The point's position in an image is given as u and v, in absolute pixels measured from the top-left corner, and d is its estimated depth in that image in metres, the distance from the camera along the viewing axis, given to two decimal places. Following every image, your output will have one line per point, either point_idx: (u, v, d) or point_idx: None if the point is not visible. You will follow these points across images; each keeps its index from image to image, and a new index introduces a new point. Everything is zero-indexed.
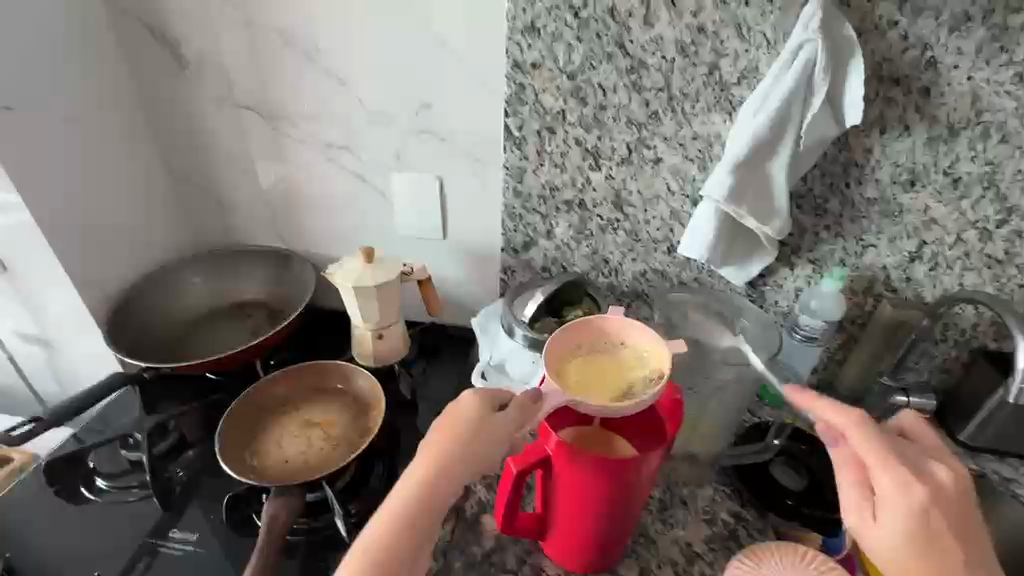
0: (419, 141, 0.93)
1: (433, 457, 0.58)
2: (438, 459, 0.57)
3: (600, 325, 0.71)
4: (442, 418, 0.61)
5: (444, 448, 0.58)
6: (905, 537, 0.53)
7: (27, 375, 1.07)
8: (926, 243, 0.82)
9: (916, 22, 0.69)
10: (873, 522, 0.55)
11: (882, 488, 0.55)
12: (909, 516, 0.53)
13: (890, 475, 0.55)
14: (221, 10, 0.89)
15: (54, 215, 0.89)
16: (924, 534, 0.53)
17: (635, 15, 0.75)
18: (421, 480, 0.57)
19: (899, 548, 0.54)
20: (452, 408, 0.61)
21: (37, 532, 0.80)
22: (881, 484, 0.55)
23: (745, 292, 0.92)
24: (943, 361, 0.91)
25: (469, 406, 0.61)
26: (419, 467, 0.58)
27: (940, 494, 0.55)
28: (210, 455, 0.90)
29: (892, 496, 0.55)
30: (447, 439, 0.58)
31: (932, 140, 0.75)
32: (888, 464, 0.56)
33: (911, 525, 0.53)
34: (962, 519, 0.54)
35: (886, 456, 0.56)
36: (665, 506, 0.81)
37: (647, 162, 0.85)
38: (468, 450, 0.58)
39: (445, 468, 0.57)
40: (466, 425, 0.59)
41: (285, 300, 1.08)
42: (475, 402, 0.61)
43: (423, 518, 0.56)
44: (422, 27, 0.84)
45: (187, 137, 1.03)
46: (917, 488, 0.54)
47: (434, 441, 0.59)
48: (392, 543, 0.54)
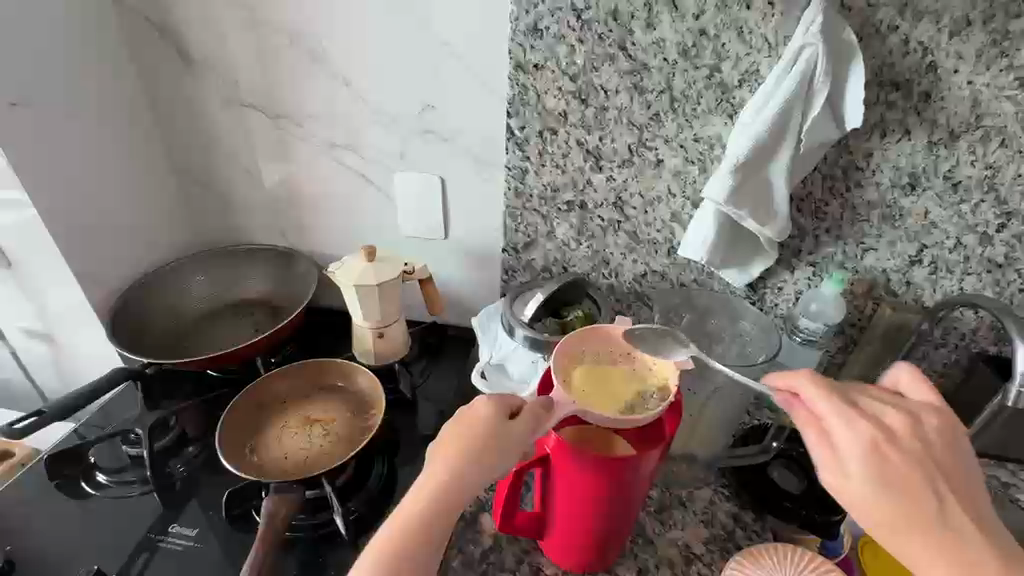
0: (421, 141, 0.94)
1: (446, 455, 0.57)
2: (452, 459, 0.57)
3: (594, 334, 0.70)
4: (457, 417, 0.60)
5: (459, 447, 0.57)
6: (873, 484, 0.51)
7: (30, 370, 1.08)
8: (926, 247, 0.82)
9: (916, 26, 0.69)
10: (843, 478, 0.52)
11: (841, 442, 0.53)
12: (870, 460, 0.51)
13: (845, 425, 0.53)
14: (226, 10, 0.90)
15: (58, 212, 0.90)
16: (890, 478, 0.50)
17: (637, 18, 0.76)
18: (436, 480, 0.56)
19: (868, 498, 0.51)
20: (470, 411, 0.60)
21: (39, 527, 0.81)
22: (840, 437, 0.53)
23: (745, 295, 0.92)
24: (943, 365, 0.91)
25: (486, 411, 0.59)
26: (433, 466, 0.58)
27: (896, 435, 0.52)
28: (210, 452, 0.90)
29: (852, 449, 0.52)
30: (462, 439, 0.58)
31: (933, 144, 0.75)
32: (841, 414, 0.54)
33: (878, 471, 0.51)
34: (931, 455, 0.52)
35: (843, 410, 0.54)
36: (663, 507, 0.81)
37: (649, 164, 0.85)
38: (483, 450, 0.57)
39: (460, 468, 0.56)
40: (481, 425, 0.58)
41: (287, 299, 1.08)
42: (493, 407, 0.59)
43: (439, 519, 0.55)
44: (425, 28, 0.84)
45: (191, 136, 1.03)
46: (869, 429, 0.53)
47: (449, 439, 0.58)
48: (407, 543, 0.54)
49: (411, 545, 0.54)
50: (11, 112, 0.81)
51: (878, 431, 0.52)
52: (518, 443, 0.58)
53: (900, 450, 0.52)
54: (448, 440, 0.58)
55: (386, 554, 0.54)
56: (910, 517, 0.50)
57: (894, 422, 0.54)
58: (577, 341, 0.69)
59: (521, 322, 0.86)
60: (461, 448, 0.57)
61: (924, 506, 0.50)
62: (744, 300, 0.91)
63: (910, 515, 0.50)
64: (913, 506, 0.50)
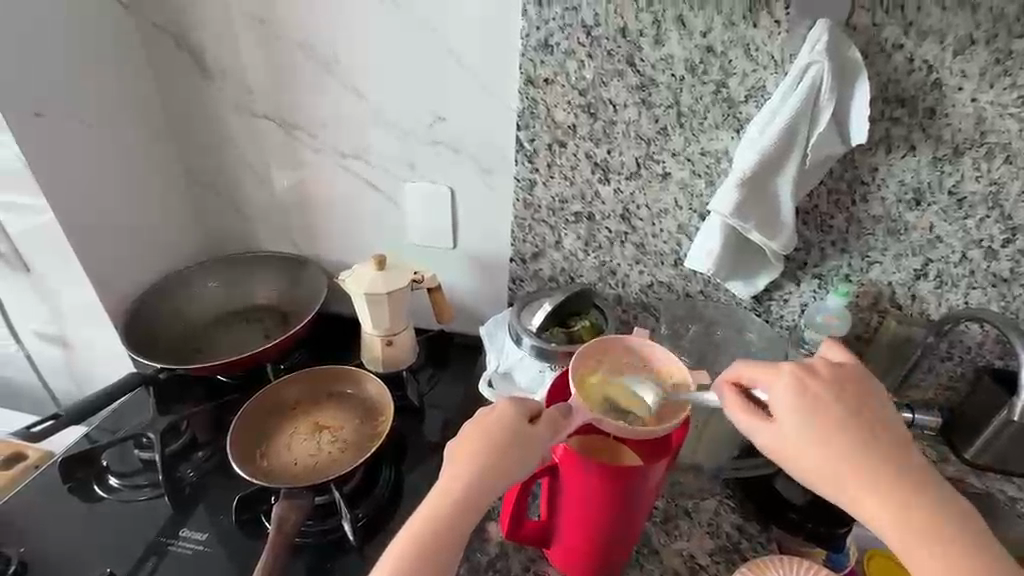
0: (431, 152, 0.96)
1: (466, 455, 0.59)
2: (472, 459, 0.58)
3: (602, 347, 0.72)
4: (475, 419, 0.62)
5: (477, 447, 0.59)
6: (801, 428, 0.56)
7: (42, 373, 1.09)
8: (932, 261, 0.83)
9: (921, 45, 0.71)
10: (777, 430, 0.57)
11: (773, 397, 0.58)
12: (790, 402, 0.57)
13: (775, 380, 0.59)
14: (243, 22, 0.92)
15: (76, 217, 0.92)
16: (818, 418, 0.56)
17: (645, 34, 0.77)
18: (456, 479, 0.58)
19: (803, 443, 0.56)
20: (486, 414, 0.61)
21: (51, 529, 0.82)
22: (773, 394, 0.58)
23: (751, 305, 0.92)
24: (949, 378, 0.91)
25: (504, 413, 0.61)
26: (453, 467, 0.59)
27: (821, 383, 0.58)
28: (220, 456, 0.91)
29: (785, 403, 0.57)
30: (481, 438, 0.59)
31: (937, 159, 0.76)
32: (767, 372, 0.60)
33: (805, 414, 0.56)
34: (851, 394, 0.58)
35: (773, 371, 0.59)
36: (669, 517, 0.81)
37: (656, 177, 0.86)
38: (502, 449, 0.58)
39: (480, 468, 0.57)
40: (499, 425, 0.60)
41: (296, 306, 1.09)
42: (510, 410, 0.61)
43: (460, 518, 0.56)
44: (438, 43, 0.86)
45: (206, 145, 1.05)
46: (795, 378, 0.58)
47: (467, 440, 0.60)
48: (429, 541, 0.55)
49: (433, 543, 0.55)
50: (32, 121, 0.84)
51: (801, 377, 0.58)
52: (537, 441, 0.59)
53: (825, 394, 0.57)
54: (466, 441, 0.60)
55: (410, 553, 0.55)
56: (842, 458, 0.54)
57: (816, 368, 0.60)
58: (594, 350, 0.71)
59: (529, 331, 0.87)
60: (480, 448, 0.58)
61: (851, 443, 0.55)
62: (750, 312, 0.92)
63: (841, 454, 0.54)
64: (842, 444, 0.55)
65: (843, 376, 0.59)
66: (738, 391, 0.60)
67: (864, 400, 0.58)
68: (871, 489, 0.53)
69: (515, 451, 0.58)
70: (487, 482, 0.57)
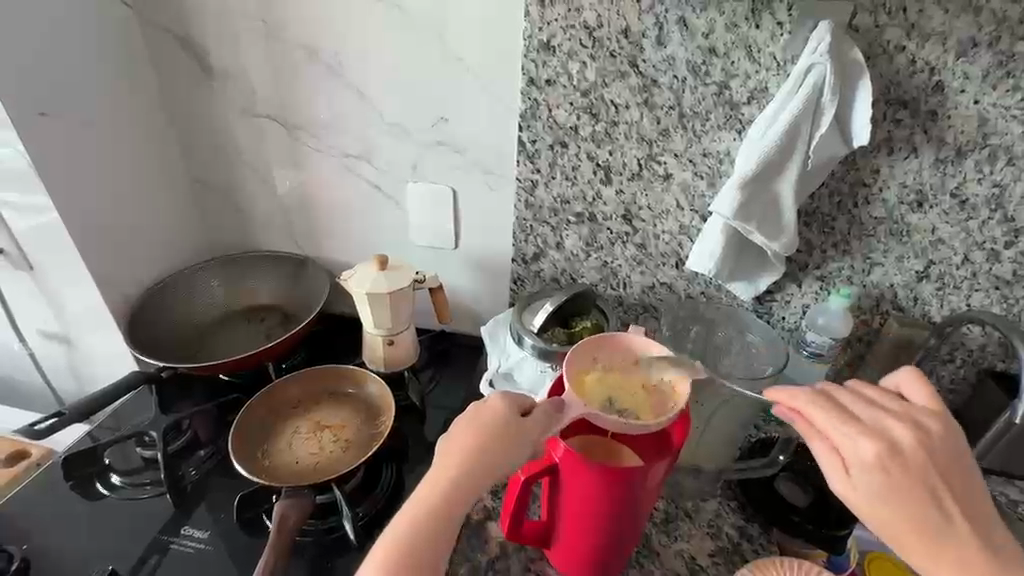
0: (434, 153, 0.96)
1: (455, 450, 0.59)
2: (462, 454, 0.58)
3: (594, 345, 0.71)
4: (467, 413, 0.62)
5: (467, 441, 0.59)
6: (871, 484, 0.56)
7: (46, 372, 1.10)
8: (934, 263, 0.83)
9: (923, 47, 0.71)
10: (848, 483, 0.57)
11: (845, 450, 0.58)
12: (864, 458, 0.57)
13: (850, 434, 0.58)
14: (246, 23, 0.92)
15: (79, 216, 0.92)
16: (893, 478, 0.55)
17: (648, 36, 0.77)
18: (445, 474, 0.58)
19: (872, 504, 0.56)
20: (479, 407, 0.61)
21: (53, 527, 0.83)
22: (843, 446, 0.58)
23: (752, 308, 0.93)
24: (951, 381, 0.91)
25: (496, 408, 0.61)
26: (443, 462, 0.59)
27: (902, 448, 0.56)
28: (221, 455, 0.92)
29: (856, 461, 0.57)
30: (469, 434, 0.59)
31: (940, 161, 0.76)
32: (845, 424, 0.59)
33: (879, 479, 0.56)
34: (930, 454, 0.57)
35: (847, 425, 0.59)
36: (669, 518, 0.81)
37: (658, 178, 0.86)
38: (492, 443, 0.59)
39: (469, 463, 0.58)
40: (489, 420, 0.60)
41: (299, 305, 1.10)
42: (503, 404, 0.61)
43: (449, 512, 0.57)
44: (441, 45, 0.87)
45: (210, 146, 1.06)
46: (872, 437, 0.57)
47: (457, 436, 0.60)
48: (418, 537, 0.55)
49: (422, 537, 0.55)
50: (36, 120, 0.84)
51: (881, 433, 0.57)
52: (527, 437, 0.59)
53: (903, 458, 0.56)
54: (456, 436, 0.60)
55: (399, 547, 0.55)
56: (910, 524, 0.55)
57: (893, 426, 0.58)
58: (590, 347, 0.71)
59: (531, 332, 0.86)
60: (469, 444, 0.59)
61: (924, 511, 0.55)
62: (752, 313, 0.92)
63: (909, 519, 0.55)
64: (912, 510, 0.55)
65: (925, 438, 0.57)
66: (811, 432, 0.61)
67: (945, 465, 0.57)
68: (939, 557, 0.54)
69: (505, 446, 0.59)
70: (477, 477, 0.58)
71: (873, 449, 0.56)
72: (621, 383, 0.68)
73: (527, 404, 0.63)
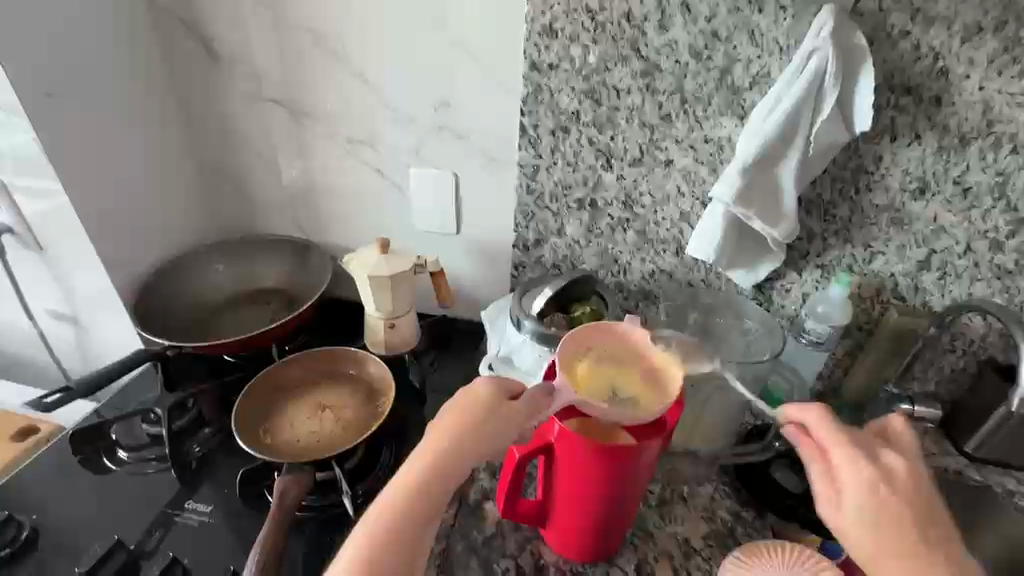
0: (437, 138, 0.96)
1: (444, 429, 0.60)
2: (452, 434, 0.60)
3: (580, 335, 0.69)
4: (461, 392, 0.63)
5: (456, 422, 0.60)
6: (866, 512, 0.57)
7: (55, 351, 1.12)
8: (936, 252, 0.82)
9: (928, 32, 0.70)
10: (842, 509, 0.58)
11: (841, 469, 0.59)
12: (864, 487, 0.58)
13: (849, 454, 0.60)
14: (252, 7, 0.93)
15: (89, 198, 0.94)
16: (884, 510, 0.56)
17: (651, 20, 0.77)
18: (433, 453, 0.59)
19: (859, 523, 0.57)
20: (470, 390, 0.63)
21: (63, 499, 0.85)
22: (839, 466, 0.60)
23: (752, 296, 0.93)
24: (951, 371, 0.91)
25: (486, 391, 0.63)
26: (434, 437, 0.60)
27: (896, 478, 0.58)
28: (225, 433, 0.93)
29: (850, 481, 0.59)
30: (458, 414, 0.61)
31: (943, 148, 0.76)
32: (848, 451, 0.60)
33: (873, 504, 0.57)
34: (921, 496, 0.58)
35: (848, 447, 0.60)
36: (664, 501, 0.82)
37: (659, 164, 0.87)
38: (481, 425, 0.60)
39: (458, 442, 0.59)
40: (479, 402, 0.61)
41: (302, 290, 1.11)
42: (492, 389, 0.63)
43: (435, 491, 0.58)
44: (445, 29, 0.87)
45: (216, 129, 1.07)
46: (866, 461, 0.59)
47: (445, 415, 0.61)
48: (403, 514, 0.56)
49: (406, 514, 0.56)
50: (45, 102, 0.85)
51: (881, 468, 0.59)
52: (514, 421, 0.61)
53: (895, 484, 0.58)
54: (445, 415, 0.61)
55: (383, 522, 0.56)
56: (892, 549, 0.55)
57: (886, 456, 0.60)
58: (586, 337, 0.69)
59: (529, 316, 0.87)
60: (459, 424, 0.60)
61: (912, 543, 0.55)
62: (751, 301, 0.92)
63: (897, 547, 0.55)
64: (895, 533, 0.56)
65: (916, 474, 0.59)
66: (811, 449, 0.62)
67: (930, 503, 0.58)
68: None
69: (493, 428, 0.60)
70: (465, 457, 0.59)
71: (871, 478, 0.58)
72: (617, 372, 0.67)
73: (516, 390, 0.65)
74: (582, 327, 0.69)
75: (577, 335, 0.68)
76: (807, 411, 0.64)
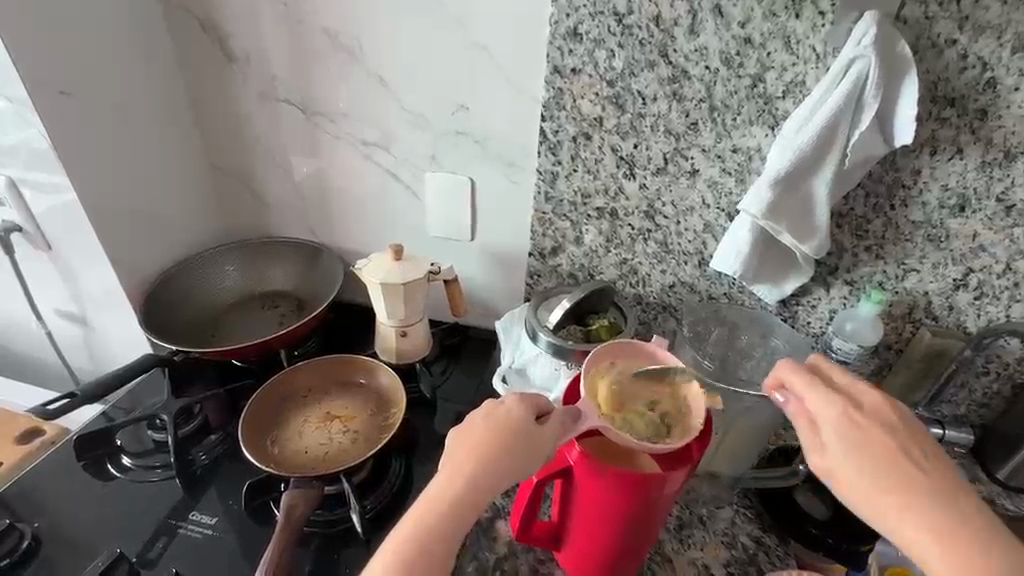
0: (454, 142, 0.94)
1: (465, 450, 0.57)
2: (474, 453, 0.57)
3: (608, 351, 0.69)
4: (483, 408, 0.61)
5: (480, 441, 0.57)
6: (849, 458, 0.56)
7: (62, 350, 1.11)
8: (973, 271, 0.79)
9: (976, 41, 0.66)
10: (826, 454, 0.57)
11: (824, 422, 0.58)
12: (841, 434, 0.56)
13: (821, 403, 0.58)
14: (267, 4, 0.90)
15: (98, 196, 0.92)
16: (863, 452, 0.55)
17: (681, 24, 0.74)
18: (460, 470, 0.56)
19: (846, 469, 0.56)
20: (495, 406, 0.60)
21: (66, 506, 0.83)
22: (817, 411, 0.59)
23: (776, 311, 0.89)
24: (984, 395, 0.87)
25: (512, 411, 0.59)
26: (459, 453, 0.57)
27: (862, 421, 0.57)
28: (231, 440, 0.91)
29: (829, 423, 0.57)
30: (482, 431, 0.58)
31: (986, 163, 0.72)
32: (819, 399, 0.59)
33: (847, 442, 0.56)
34: (896, 440, 0.55)
35: (819, 393, 0.59)
36: (683, 524, 0.79)
37: (683, 173, 0.83)
38: (509, 443, 0.57)
39: (482, 461, 0.56)
40: (507, 419, 0.58)
41: (312, 293, 1.09)
42: (519, 409, 0.59)
43: (459, 510, 0.55)
44: (463, 30, 0.84)
45: (228, 128, 1.05)
46: (843, 406, 0.58)
47: (467, 433, 0.59)
48: (421, 540, 0.53)
49: (425, 541, 0.53)
50: (57, 100, 0.83)
51: (847, 410, 0.57)
52: (541, 444, 0.58)
53: (871, 424, 0.56)
54: (466, 433, 0.59)
55: (399, 550, 0.53)
56: (871, 481, 0.54)
57: (861, 398, 0.59)
58: (607, 353, 0.69)
59: (545, 328, 0.84)
60: (481, 446, 0.57)
61: (895, 480, 0.54)
62: (776, 317, 0.89)
63: (881, 485, 0.54)
64: (891, 478, 0.54)
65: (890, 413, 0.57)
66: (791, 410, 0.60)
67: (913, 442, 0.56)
68: (919, 523, 0.51)
69: (520, 452, 0.57)
70: (490, 484, 0.56)
71: (842, 421, 0.57)
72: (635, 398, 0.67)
73: (542, 407, 0.61)
74: (613, 342, 0.70)
75: (606, 349, 0.69)
76: (792, 372, 0.61)
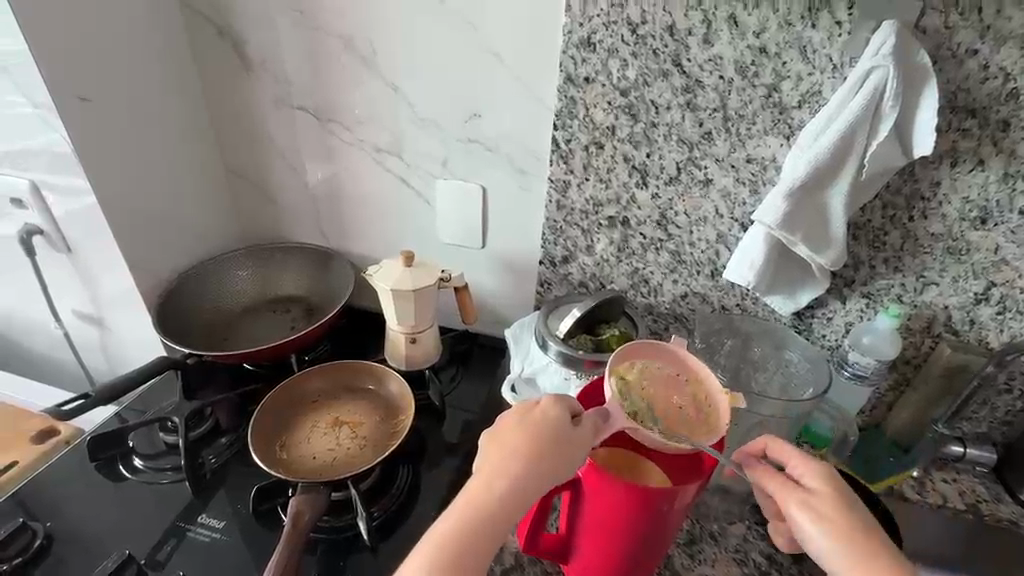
0: (465, 149, 0.94)
1: (502, 448, 0.57)
2: (511, 451, 0.56)
3: (629, 352, 0.70)
4: (517, 408, 0.60)
5: (517, 440, 0.57)
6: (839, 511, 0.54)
7: (79, 351, 1.13)
8: (996, 285, 0.77)
9: (998, 51, 0.65)
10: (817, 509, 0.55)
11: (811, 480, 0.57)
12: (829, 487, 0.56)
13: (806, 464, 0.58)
14: (285, 13, 0.92)
15: (117, 200, 0.94)
16: (850, 507, 0.55)
17: (694, 34, 0.74)
18: (496, 468, 0.56)
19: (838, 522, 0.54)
20: (531, 405, 0.60)
21: (78, 506, 0.84)
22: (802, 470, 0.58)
23: (791, 323, 0.88)
24: (1007, 413, 0.84)
25: (548, 410, 0.59)
26: (494, 452, 0.57)
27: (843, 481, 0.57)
28: (241, 444, 0.92)
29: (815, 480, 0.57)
30: (519, 430, 0.57)
31: (1008, 175, 0.70)
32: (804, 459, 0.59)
33: (836, 498, 0.55)
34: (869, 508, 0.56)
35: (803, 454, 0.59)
36: (693, 540, 0.78)
37: (696, 183, 0.83)
38: (545, 442, 0.56)
39: (520, 460, 0.55)
40: (543, 418, 0.58)
41: (323, 298, 1.10)
42: (555, 408, 0.59)
43: (499, 508, 0.54)
44: (476, 38, 0.84)
45: (244, 135, 1.06)
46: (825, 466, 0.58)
47: (504, 431, 0.58)
48: (457, 541, 0.52)
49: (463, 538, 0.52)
50: (79, 106, 0.86)
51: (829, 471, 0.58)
52: (578, 446, 0.57)
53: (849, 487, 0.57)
54: (501, 433, 0.58)
55: (436, 548, 0.51)
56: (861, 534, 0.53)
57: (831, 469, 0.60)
58: (628, 355, 0.70)
59: (555, 337, 0.83)
60: (516, 448, 0.56)
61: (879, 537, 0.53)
62: (790, 329, 0.87)
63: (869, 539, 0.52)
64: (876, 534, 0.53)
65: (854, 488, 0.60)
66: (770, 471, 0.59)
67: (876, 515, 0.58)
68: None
69: (558, 452, 0.56)
70: (526, 486, 0.55)
71: (829, 477, 0.57)
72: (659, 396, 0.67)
73: (575, 409, 0.61)
74: (634, 343, 0.70)
75: (628, 350, 0.69)
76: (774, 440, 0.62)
